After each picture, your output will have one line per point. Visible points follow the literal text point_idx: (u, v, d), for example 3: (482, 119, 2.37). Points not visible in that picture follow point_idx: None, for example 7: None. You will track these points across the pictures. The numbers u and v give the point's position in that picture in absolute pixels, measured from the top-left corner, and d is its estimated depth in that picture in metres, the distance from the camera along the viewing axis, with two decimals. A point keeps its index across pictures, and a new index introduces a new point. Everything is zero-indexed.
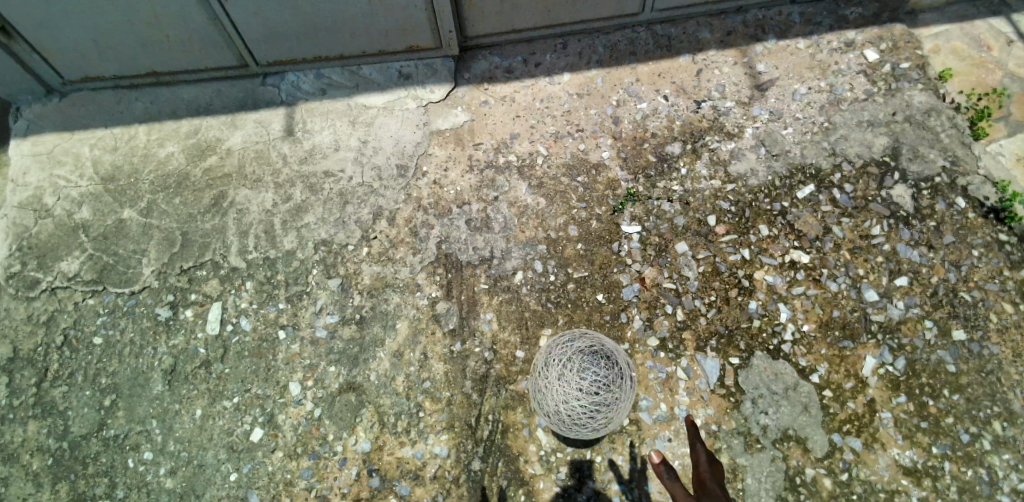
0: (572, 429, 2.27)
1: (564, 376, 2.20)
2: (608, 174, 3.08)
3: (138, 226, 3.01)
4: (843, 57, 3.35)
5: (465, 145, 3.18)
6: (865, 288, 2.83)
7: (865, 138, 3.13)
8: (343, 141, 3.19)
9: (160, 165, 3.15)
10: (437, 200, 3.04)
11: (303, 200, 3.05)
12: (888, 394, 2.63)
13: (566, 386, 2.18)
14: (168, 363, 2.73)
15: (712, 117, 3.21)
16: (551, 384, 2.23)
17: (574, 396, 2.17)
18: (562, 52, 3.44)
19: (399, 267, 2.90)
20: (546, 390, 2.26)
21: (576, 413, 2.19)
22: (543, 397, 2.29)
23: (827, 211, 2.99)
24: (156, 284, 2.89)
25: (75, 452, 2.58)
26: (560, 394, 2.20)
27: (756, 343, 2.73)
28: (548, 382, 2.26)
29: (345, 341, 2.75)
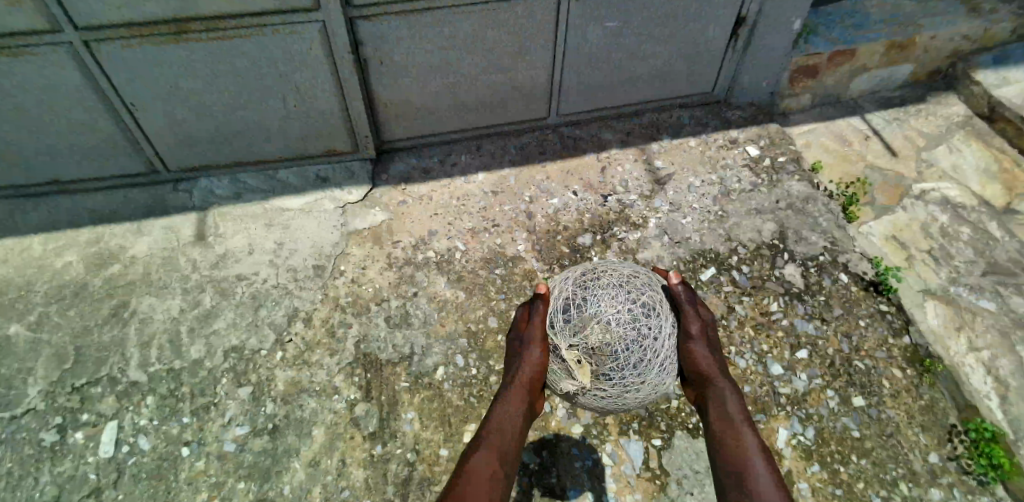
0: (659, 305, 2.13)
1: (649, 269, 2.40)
2: (525, 266, 3.22)
3: (26, 342, 2.82)
4: (728, 153, 3.78)
5: (382, 243, 3.25)
6: (770, 362, 3.02)
7: (754, 224, 3.47)
8: (257, 244, 3.20)
9: (55, 275, 3.02)
10: (354, 299, 3.05)
11: (213, 305, 2.98)
12: (804, 464, 2.73)
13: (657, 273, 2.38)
14: (51, 494, 2.48)
15: (618, 210, 3.46)
16: (639, 267, 2.35)
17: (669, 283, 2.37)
18: (477, 154, 3.68)
19: (317, 370, 2.84)
20: (633, 270, 2.27)
21: (670, 292, 2.23)
22: (631, 272, 2.22)
23: (728, 291, 3.22)
24: (42, 406, 2.67)
25: None
26: (657, 274, 2.33)
27: (676, 423, 2.81)
28: (636, 268, 2.32)
29: (257, 453, 2.62)
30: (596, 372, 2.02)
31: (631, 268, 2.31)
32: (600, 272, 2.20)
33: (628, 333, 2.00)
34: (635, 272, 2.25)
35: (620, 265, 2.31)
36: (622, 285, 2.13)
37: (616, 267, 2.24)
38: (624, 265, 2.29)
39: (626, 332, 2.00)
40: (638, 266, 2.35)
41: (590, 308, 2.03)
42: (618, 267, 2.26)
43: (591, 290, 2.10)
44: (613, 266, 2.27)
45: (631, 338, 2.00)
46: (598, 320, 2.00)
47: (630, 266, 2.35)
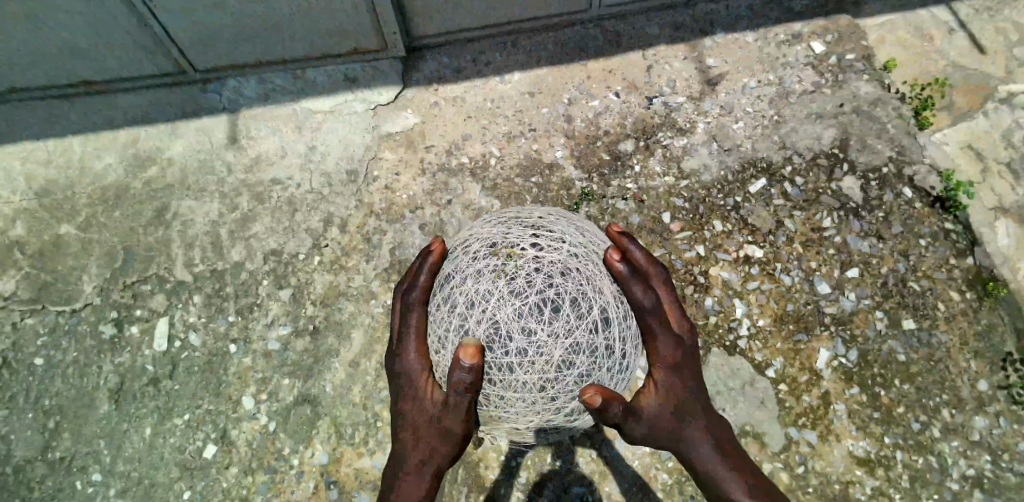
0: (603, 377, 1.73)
1: (562, 278, 1.67)
2: (562, 174, 3.05)
3: (76, 241, 2.89)
4: (790, 50, 3.33)
5: (415, 148, 3.11)
6: (818, 280, 2.88)
7: (814, 130, 3.16)
8: (290, 146, 3.08)
9: (96, 177, 2.99)
10: (389, 206, 2.98)
11: (250, 210, 2.96)
12: (842, 386, 2.70)
13: (575, 283, 1.68)
14: (115, 382, 2.67)
15: (664, 114, 3.19)
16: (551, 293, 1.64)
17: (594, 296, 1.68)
18: (511, 51, 3.36)
19: (352, 275, 2.85)
20: (542, 311, 1.63)
21: (596, 341, 1.67)
22: (539, 331, 1.61)
23: (779, 205, 3.02)
24: (98, 301, 2.79)
25: (19, 476, 2.54)
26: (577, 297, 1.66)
27: (713, 340, 2.77)
28: (545, 301, 1.63)
29: (299, 352, 2.72)
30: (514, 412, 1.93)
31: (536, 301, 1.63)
32: (490, 336, 1.62)
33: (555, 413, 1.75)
34: (543, 320, 1.62)
35: (522, 303, 1.62)
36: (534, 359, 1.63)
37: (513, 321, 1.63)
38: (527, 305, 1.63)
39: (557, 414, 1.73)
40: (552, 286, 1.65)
41: (505, 401, 1.69)
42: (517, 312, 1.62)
43: (487, 377, 1.66)
44: (507, 309, 1.62)
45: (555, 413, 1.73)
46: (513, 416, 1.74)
47: (537, 295, 1.63)
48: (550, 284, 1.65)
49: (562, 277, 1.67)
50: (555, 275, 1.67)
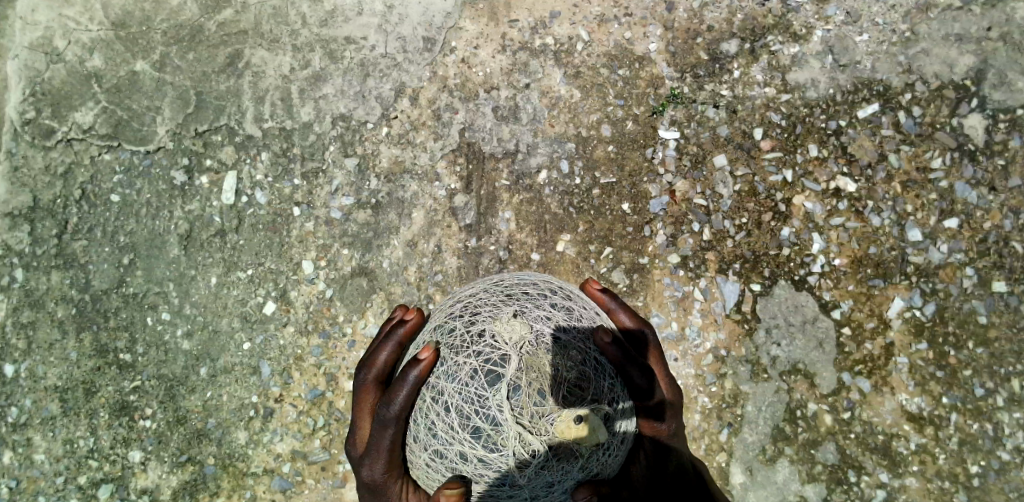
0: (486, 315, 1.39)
1: (557, 299, 1.45)
2: (653, 70, 2.77)
3: (151, 81, 2.85)
4: None
5: (498, 20, 2.83)
6: (910, 226, 2.63)
7: (949, 55, 2.70)
8: (367, 4, 2.85)
9: (171, 14, 2.86)
10: (463, 82, 2.80)
11: (322, 68, 2.83)
12: (910, 340, 2.57)
13: (571, 301, 1.47)
14: (184, 228, 2.76)
15: (779, 14, 2.77)
16: (556, 315, 1.36)
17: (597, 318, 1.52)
18: None
19: (418, 153, 2.76)
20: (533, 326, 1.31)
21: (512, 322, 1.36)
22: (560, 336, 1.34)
23: (887, 136, 2.69)
24: (171, 146, 2.81)
25: (97, 305, 2.75)
26: (589, 319, 1.45)
27: (781, 272, 2.63)
28: (538, 318, 1.33)
29: (360, 225, 2.73)
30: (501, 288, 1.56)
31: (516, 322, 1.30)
32: (466, 340, 1.30)
33: (465, 436, 1.25)
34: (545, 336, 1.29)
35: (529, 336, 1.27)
36: (493, 365, 1.23)
37: (469, 357, 1.27)
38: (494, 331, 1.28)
39: (507, 446, 1.21)
40: (540, 309, 1.37)
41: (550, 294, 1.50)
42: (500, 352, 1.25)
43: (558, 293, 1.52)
44: (499, 344, 1.26)
45: (442, 391, 1.29)
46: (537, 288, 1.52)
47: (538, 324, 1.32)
48: (555, 308, 1.40)
49: (555, 300, 1.44)
50: (550, 299, 1.44)
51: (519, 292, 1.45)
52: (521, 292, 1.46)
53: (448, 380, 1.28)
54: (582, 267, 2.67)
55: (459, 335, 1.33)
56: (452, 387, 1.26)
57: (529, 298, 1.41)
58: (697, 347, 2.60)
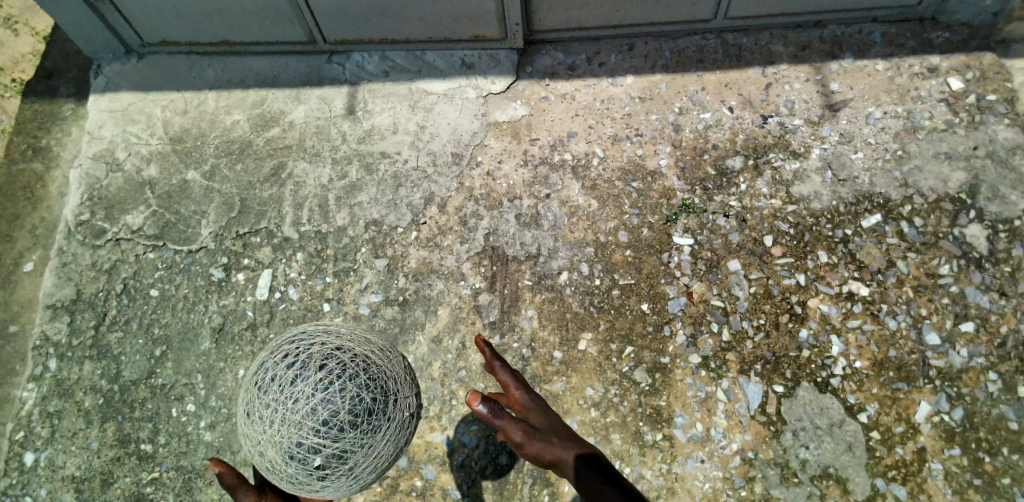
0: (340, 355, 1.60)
1: (331, 341, 1.66)
2: (663, 182, 3.02)
3: (200, 188, 3.11)
4: (924, 84, 3.13)
5: (521, 139, 3.15)
6: (927, 330, 2.70)
7: (941, 171, 2.95)
8: (402, 125, 3.20)
9: (225, 132, 3.22)
10: (488, 193, 3.03)
11: (358, 179, 3.09)
12: (941, 444, 2.51)
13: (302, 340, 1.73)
14: (217, 322, 2.85)
15: (778, 134, 3.08)
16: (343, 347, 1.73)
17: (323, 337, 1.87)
18: (628, 54, 3.34)
19: (445, 255, 2.92)
20: (386, 345, 1.87)
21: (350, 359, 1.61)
22: (372, 358, 1.66)
23: (892, 244, 2.85)
24: (213, 246, 2.99)
25: (125, 395, 2.75)
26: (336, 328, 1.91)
27: (803, 373, 2.66)
28: (381, 350, 1.79)
29: (387, 320, 2.81)
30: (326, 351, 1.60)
31: (398, 365, 1.79)
32: (356, 370, 1.57)
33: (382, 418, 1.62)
34: (388, 358, 1.78)
35: (388, 373, 1.69)
36: (377, 388, 1.60)
37: (405, 380, 1.77)
38: (404, 393, 1.73)
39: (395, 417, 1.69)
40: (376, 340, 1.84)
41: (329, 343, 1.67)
42: (388, 386, 1.65)
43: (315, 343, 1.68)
44: (399, 362, 1.83)
45: (368, 445, 1.58)
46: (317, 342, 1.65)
47: (338, 371, 1.55)
48: (359, 337, 1.77)
49: (329, 341, 1.66)
50: (354, 335, 1.77)
51: (383, 378, 1.64)
52: (364, 383, 1.57)
53: (375, 440, 1.60)
54: (604, 365, 2.70)
55: (375, 390, 1.59)
56: (412, 403, 1.79)
57: (367, 354, 1.67)
58: (724, 448, 2.55)
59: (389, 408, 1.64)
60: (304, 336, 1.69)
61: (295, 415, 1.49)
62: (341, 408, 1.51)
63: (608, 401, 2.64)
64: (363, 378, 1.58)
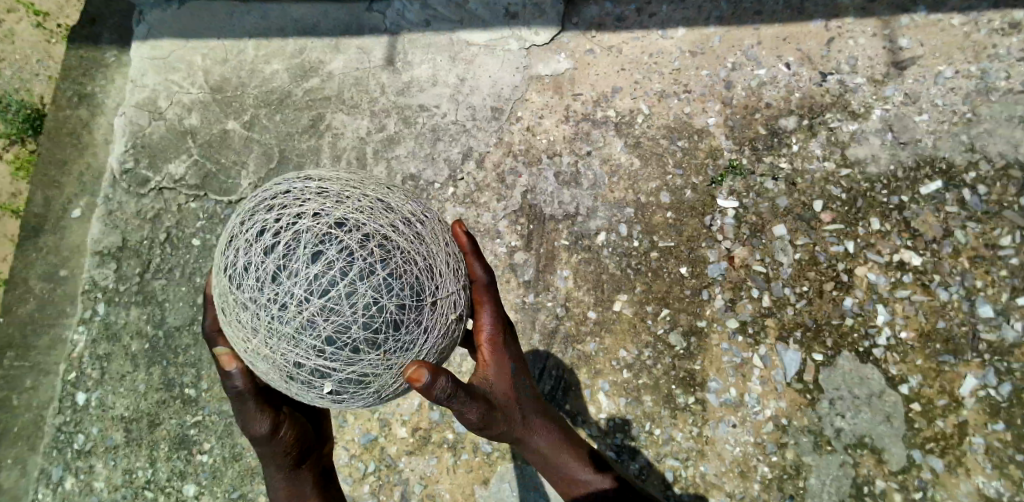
0: (352, 240, 1.27)
1: (333, 213, 1.31)
2: (711, 142, 2.90)
3: (241, 138, 3.12)
4: (1004, 41, 2.88)
5: (562, 94, 3.05)
6: (980, 302, 2.57)
7: (1013, 136, 2.75)
8: (441, 77, 3.12)
9: (264, 81, 3.20)
10: (528, 149, 2.97)
11: (396, 132, 3.05)
12: (985, 419, 2.44)
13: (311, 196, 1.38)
14: None
15: (838, 93, 2.91)
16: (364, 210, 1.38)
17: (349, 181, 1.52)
18: (680, 4, 3.14)
19: (482, 212, 2.89)
20: (418, 210, 1.52)
21: (364, 246, 1.28)
22: (394, 236, 1.34)
23: (951, 212, 2.70)
24: (252, 198, 3.02)
25: (169, 342, 2.86)
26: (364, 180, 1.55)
27: (845, 342, 2.59)
28: (409, 220, 1.44)
29: None
30: (330, 231, 1.28)
31: (433, 247, 1.45)
32: (371, 266, 1.27)
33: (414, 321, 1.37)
34: (422, 231, 1.44)
35: (417, 253, 1.38)
36: (402, 283, 1.32)
37: (445, 270, 1.47)
38: (442, 282, 1.44)
39: (437, 318, 1.43)
40: (404, 203, 1.49)
41: (338, 214, 1.32)
42: (418, 278, 1.36)
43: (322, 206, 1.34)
44: (433, 234, 1.50)
45: (394, 363, 1.38)
46: (323, 215, 1.31)
47: (342, 266, 1.25)
48: (376, 201, 1.42)
49: (331, 213, 1.32)
50: (370, 198, 1.41)
51: (410, 268, 1.34)
52: (380, 287, 1.28)
53: (407, 349, 1.38)
54: (639, 327, 2.68)
55: (397, 294, 1.30)
56: (455, 300, 1.51)
57: (386, 240, 1.32)
58: (757, 414, 2.53)
59: (421, 312, 1.37)
60: (301, 200, 1.36)
61: (290, 324, 1.25)
62: (351, 322, 1.26)
63: (641, 364, 2.63)
64: (381, 273, 1.28)
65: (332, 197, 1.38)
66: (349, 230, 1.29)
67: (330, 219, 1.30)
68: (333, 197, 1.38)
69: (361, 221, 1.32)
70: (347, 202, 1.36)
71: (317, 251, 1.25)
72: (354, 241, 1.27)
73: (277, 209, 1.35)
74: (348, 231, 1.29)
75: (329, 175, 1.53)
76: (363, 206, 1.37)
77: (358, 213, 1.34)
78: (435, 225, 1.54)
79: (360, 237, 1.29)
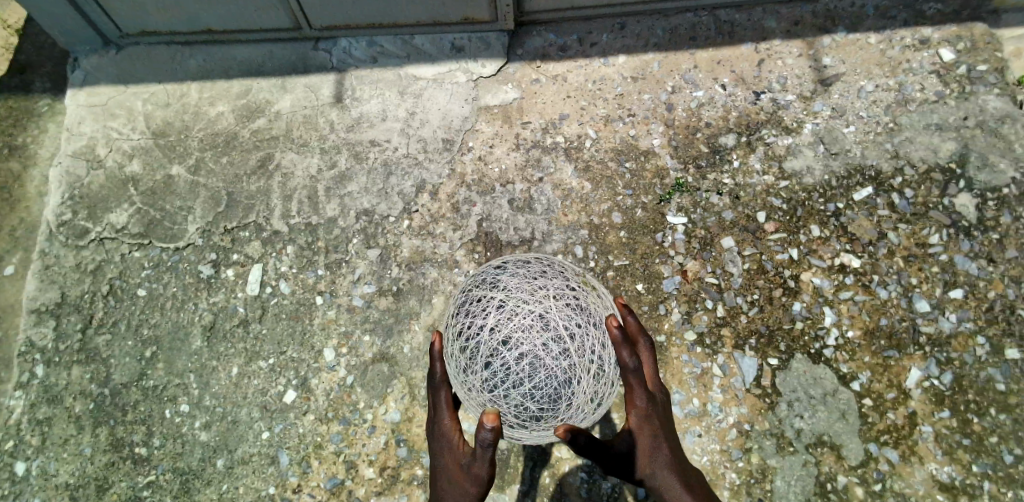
0: (508, 361, 1.61)
1: (499, 329, 1.63)
2: (657, 162, 3.00)
3: (185, 183, 3.04)
4: (916, 56, 3.13)
5: (512, 123, 3.12)
6: (917, 298, 2.72)
7: (932, 142, 2.96)
8: (391, 111, 3.15)
9: (209, 123, 3.15)
10: (480, 178, 3.00)
11: (347, 168, 3.04)
12: (931, 408, 2.55)
13: (498, 300, 1.69)
14: (208, 320, 2.80)
15: (771, 110, 3.07)
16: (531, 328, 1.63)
17: (537, 280, 1.74)
18: (620, 34, 3.30)
19: (438, 243, 2.88)
20: (576, 317, 1.67)
21: (517, 367, 1.61)
22: (544, 355, 1.61)
23: (883, 215, 2.86)
24: (200, 242, 2.93)
25: (115, 400, 2.70)
26: (548, 281, 1.75)
27: (797, 345, 2.68)
28: (565, 333, 1.63)
29: (381, 311, 2.78)
30: (495, 350, 1.62)
31: (584, 358, 1.65)
32: (518, 384, 1.62)
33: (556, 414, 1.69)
34: (572, 346, 1.63)
35: (561, 368, 1.62)
36: (543, 395, 1.63)
37: (584, 381, 1.67)
38: (581, 387, 1.67)
39: (578, 408, 1.71)
40: (567, 315, 1.66)
41: (503, 333, 1.62)
42: (557, 390, 1.64)
43: (496, 319, 1.65)
44: (587, 341, 1.67)
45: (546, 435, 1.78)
46: (495, 331, 1.63)
47: (501, 377, 1.62)
48: (538, 315, 1.64)
49: (498, 328, 1.63)
50: (533, 312, 1.64)
51: (552, 386, 1.63)
52: (526, 399, 1.63)
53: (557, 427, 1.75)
54: None
55: (540, 400, 1.64)
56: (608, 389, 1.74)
57: (536, 362, 1.61)
58: (721, 422, 2.57)
59: (561, 413, 1.68)
60: (485, 311, 1.68)
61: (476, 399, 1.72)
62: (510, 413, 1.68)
63: None
64: (528, 388, 1.62)
65: (507, 310, 1.66)
66: (510, 352, 1.61)
67: (498, 337, 1.63)
68: (508, 309, 1.66)
69: (521, 344, 1.61)
70: (514, 320, 1.63)
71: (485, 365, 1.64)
72: (511, 364, 1.61)
73: (465, 314, 1.73)
74: (509, 352, 1.61)
75: (513, 272, 1.78)
76: (527, 325, 1.63)
77: (521, 335, 1.62)
78: (592, 334, 1.68)
79: (517, 361, 1.61)
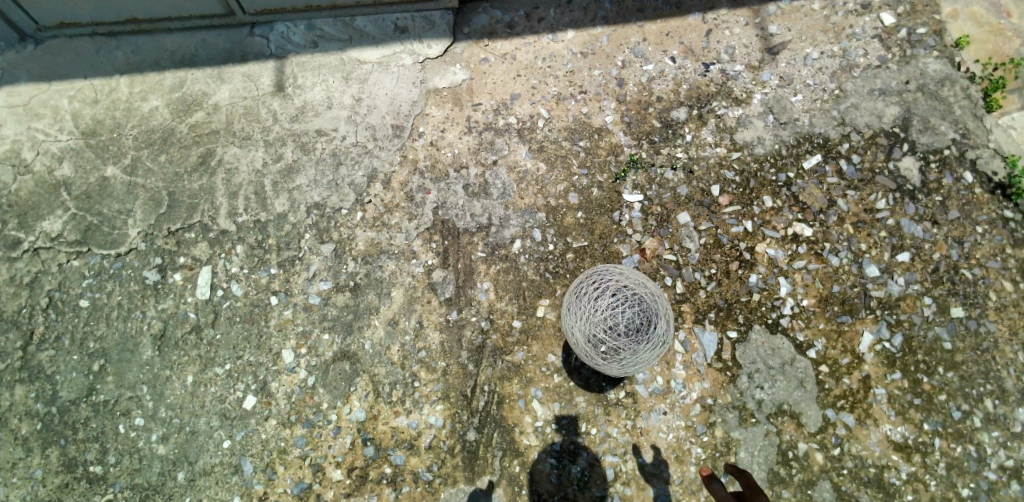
0: (623, 299, 2.23)
1: (615, 282, 2.32)
2: (610, 139, 2.98)
3: (122, 184, 2.88)
4: (859, 21, 3.15)
5: (462, 105, 3.03)
6: (867, 263, 2.80)
7: (876, 107, 3.01)
8: (336, 99, 3.03)
9: (142, 119, 2.97)
10: (433, 164, 2.93)
11: (294, 160, 2.92)
12: (884, 371, 2.65)
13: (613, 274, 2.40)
14: (158, 328, 2.70)
15: (720, 81, 3.07)
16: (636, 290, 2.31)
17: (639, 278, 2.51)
18: (567, 8, 3.22)
19: (394, 233, 2.82)
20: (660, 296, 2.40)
21: (626, 303, 2.23)
22: (645, 302, 2.26)
23: (832, 183, 2.92)
24: (143, 247, 2.80)
25: (65, 418, 2.60)
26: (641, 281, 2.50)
27: (755, 316, 2.74)
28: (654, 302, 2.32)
29: (339, 308, 2.72)
30: (613, 292, 2.27)
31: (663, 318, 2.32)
32: (628, 315, 2.19)
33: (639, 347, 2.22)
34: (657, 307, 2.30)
35: (654, 313, 2.26)
36: (638, 323, 2.20)
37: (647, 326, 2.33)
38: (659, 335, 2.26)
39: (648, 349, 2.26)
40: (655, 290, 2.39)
41: (622, 284, 2.31)
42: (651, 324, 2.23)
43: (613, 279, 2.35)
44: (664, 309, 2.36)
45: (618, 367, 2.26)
46: (613, 283, 2.31)
47: (609, 307, 2.22)
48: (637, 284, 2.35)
49: (615, 282, 2.32)
50: (634, 283, 2.34)
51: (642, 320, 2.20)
52: (629, 323, 2.19)
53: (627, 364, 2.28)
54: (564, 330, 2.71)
55: (633, 328, 2.18)
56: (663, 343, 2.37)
57: (643, 303, 2.25)
58: (684, 398, 2.63)
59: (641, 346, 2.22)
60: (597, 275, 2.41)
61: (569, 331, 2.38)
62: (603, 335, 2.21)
63: (570, 365, 2.66)
64: (629, 316, 2.19)
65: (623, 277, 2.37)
66: (624, 296, 2.25)
67: (616, 287, 2.29)
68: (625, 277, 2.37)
69: (631, 295, 2.26)
70: (627, 281, 2.34)
71: (599, 300, 2.26)
72: (621, 302, 2.23)
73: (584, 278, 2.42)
74: (622, 295, 2.25)
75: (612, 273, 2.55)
76: (636, 286, 2.32)
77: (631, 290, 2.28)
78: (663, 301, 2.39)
79: (627, 302, 2.23)
